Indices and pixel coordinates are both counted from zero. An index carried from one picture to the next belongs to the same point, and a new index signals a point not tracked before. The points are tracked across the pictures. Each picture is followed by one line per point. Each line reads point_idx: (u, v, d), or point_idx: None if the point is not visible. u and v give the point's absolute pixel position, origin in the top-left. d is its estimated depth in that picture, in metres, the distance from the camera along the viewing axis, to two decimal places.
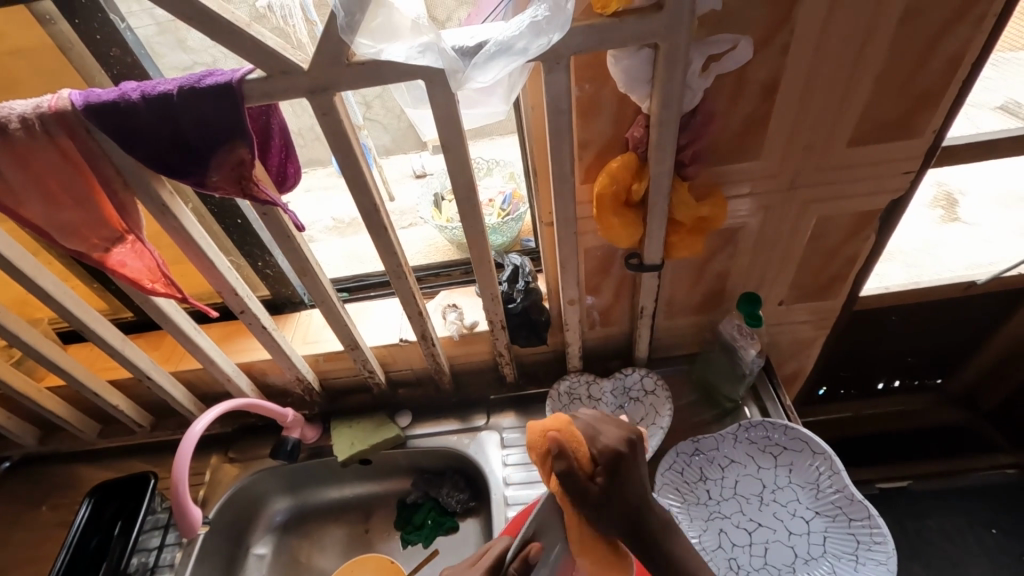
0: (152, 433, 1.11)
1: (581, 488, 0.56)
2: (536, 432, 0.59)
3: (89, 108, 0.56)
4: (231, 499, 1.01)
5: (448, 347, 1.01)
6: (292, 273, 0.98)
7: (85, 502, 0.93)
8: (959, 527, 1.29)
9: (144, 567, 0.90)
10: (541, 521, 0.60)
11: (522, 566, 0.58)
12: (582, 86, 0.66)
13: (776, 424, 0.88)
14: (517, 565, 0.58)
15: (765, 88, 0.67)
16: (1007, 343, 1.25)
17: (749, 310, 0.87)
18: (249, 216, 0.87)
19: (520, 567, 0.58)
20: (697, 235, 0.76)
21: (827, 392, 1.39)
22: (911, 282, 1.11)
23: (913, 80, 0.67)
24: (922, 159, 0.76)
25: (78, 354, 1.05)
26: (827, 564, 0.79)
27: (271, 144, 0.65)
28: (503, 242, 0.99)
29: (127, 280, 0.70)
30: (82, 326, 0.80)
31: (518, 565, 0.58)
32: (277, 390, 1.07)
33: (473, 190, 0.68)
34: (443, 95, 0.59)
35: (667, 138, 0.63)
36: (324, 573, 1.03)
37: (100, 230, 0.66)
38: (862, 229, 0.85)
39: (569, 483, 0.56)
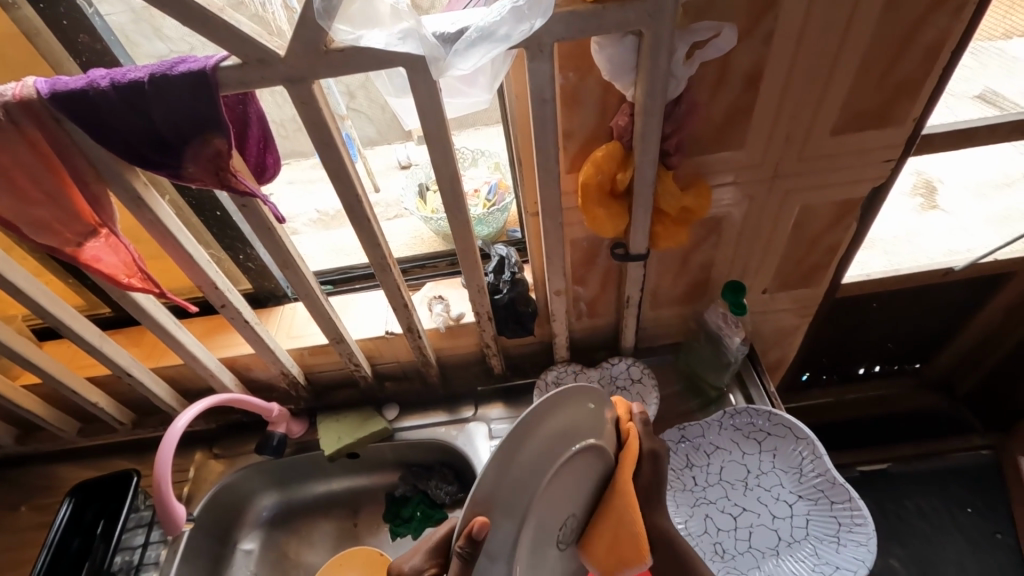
0: (133, 430, 1.09)
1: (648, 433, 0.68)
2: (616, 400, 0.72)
3: (56, 97, 0.54)
4: (216, 495, 1.00)
5: (435, 339, 1.00)
6: (275, 267, 0.97)
7: (65, 502, 0.91)
8: (936, 507, 1.31)
9: (128, 566, 0.89)
10: (495, 486, 0.53)
11: (468, 546, 0.51)
12: (566, 75, 0.66)
13: (761, 410, 0.89)
14: (461, 545, 0.52)
15: (749, 77, 0.67)
16: (984, 329, 1.27)
17: (733, 299, 0.87)
18: (229, 208, 0.85)
19: (465, 546, 0.51)
20: (681, 225, 0.76)
21: (809, 378, 1.43)
22: (892, 269, 1.12)
23: (894, 70, 0.68)
24: (902, 147, 0.77)
25: (54, 351, 1.02)
26: (809, 547, 0.81)
27: (249, 134, 0.64)
28: (489, 233, 0.98)
29: (103, 275, 0.68)
30: (58, 322, 0.78)
31: (463, 544, 0.51)
32: (262, 385, 1.06)
33: (457, 181, 0.68)
34: (424, 83, 0.58)
35: (651, 128, 0.63)
36: (313, 567, 1.03)
37: (72, 224, 0.64)
38: (844, 217, 0.86)
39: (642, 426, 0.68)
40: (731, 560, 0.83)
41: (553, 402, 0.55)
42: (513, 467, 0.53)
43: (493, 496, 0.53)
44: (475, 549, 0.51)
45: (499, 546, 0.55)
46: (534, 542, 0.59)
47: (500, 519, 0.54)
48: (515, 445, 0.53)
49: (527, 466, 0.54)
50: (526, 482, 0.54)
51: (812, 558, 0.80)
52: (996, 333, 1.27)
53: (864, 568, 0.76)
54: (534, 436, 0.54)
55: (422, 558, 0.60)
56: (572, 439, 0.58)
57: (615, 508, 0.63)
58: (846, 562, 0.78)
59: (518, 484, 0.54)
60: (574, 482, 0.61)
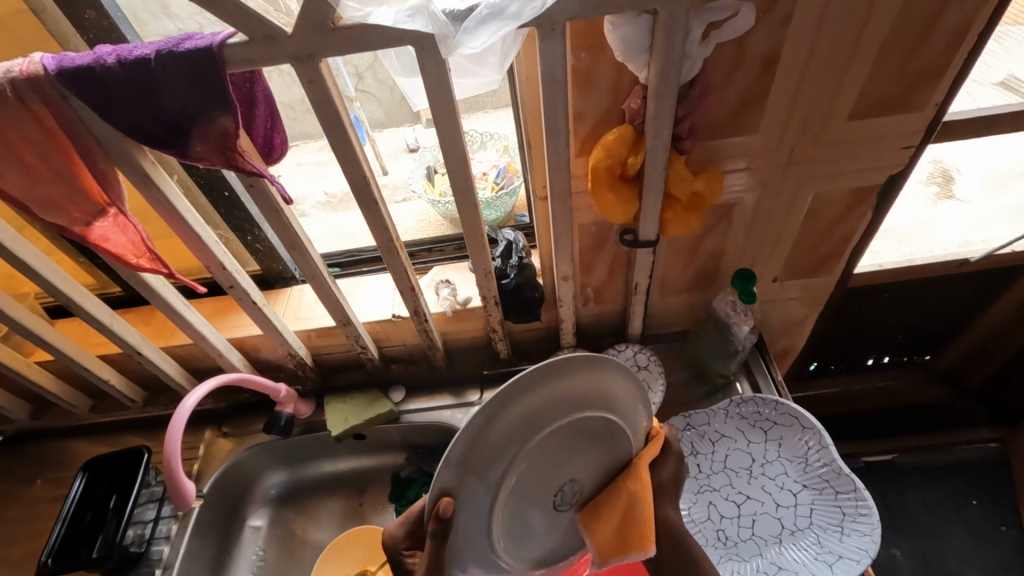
0: (144, 408, 1.10)
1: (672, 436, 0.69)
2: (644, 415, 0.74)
3: (63, 73, 0.54)
4: (225, 473, 1.02)
5: (441, 323, 1.01)
6: (282, 248, 0.97)
7: (79, 476, 0.94)
8: (940, 499, 1.31)
9: (140, 540, 0.91)
10: (481, 442, 0.53)
11: (437, 524, 0.53)
12: (578, 55, 0.64)
13: (767, 399, 0.88)
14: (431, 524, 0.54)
15: (766, 59, 0.65)
16: (996, 322, 1.26)
17: (743, 288, 0.87)
18: (236, 188, 0.85)
19: (434, 526, 0.53)
20: (692, 211, 0.75)
21: (817, 367, 1.42)
22: (905, 260, 1.10)
23: (917, 54, 0.66)
24: (923, 134, 0.75)
25: (66, 329, 1.04)
26: (813, 536, 0.81)
27: (256, 113, 0.63)
28: (496, 217, 0.97)
29: (112, 255, 0.69)
30: (69, 301, 0.79)
31: (433, 524, 0.53)
32: (269, 365, 1.07)
33: (465, 163, 0.67)
34: (433, 62, 0.57)
35: (664, 111, 0.61)
36: (320, 545, 1.04)
37: (80, 203, 0.64)
38: (858, 206, 0.85)
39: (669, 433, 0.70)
40: (733, 547, 0.83)
41: (558, 370, 0.55)
42: (492, 435, 0.53)
43: (469, 461, 0.54)
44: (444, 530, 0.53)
45: (478, 502, 0.56)
46: (520, 501, 0.59)
47: (482, 475, 0.54)
48: (508, 405, 0.53)
49: (518, 427, 0.54)
50: (504, 451, 0.54)
51: (814, 547, 0.80)
52: (1008, 326, 1.25)
53: (867, 557, 0.76)
54: (530, 401, 0.54)
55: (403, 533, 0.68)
56: (576, 410, 0.57)
57: (626, 492, 0.62)
58: (850, 552, 0.77)
59: (498, 451, 0.54)
60: (574, 451, 0.60)
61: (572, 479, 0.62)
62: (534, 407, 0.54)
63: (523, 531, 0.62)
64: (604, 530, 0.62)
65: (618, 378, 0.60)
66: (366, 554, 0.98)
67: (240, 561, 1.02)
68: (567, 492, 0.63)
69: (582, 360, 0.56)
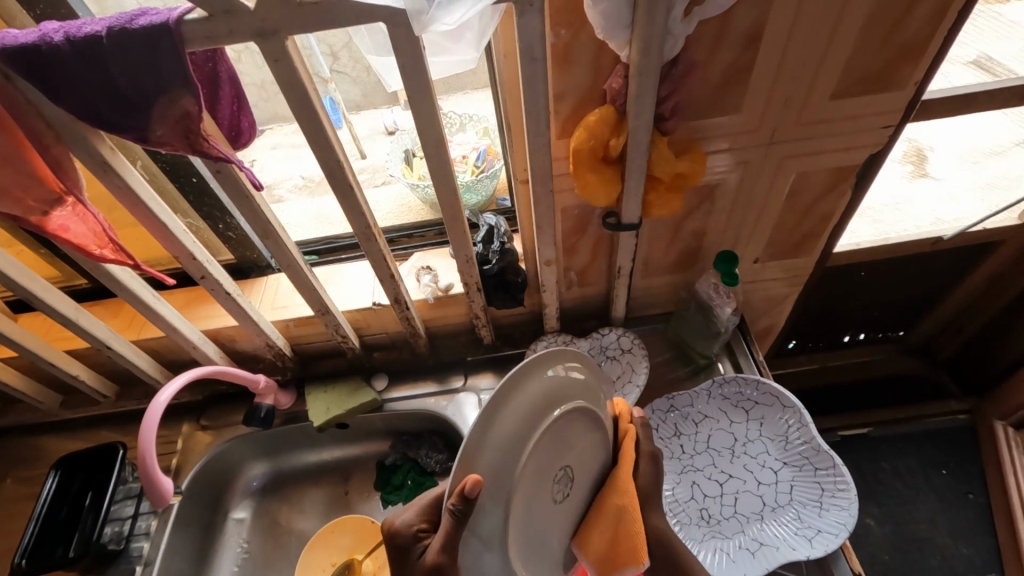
0: (117, 402, 1.07)
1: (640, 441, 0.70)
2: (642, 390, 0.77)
3: (5, 52, 0.50)
4: (205, 466, 1.00)
5: (423, 309, 0.99)
6: (256, 236, 0.94)
7: (51, 475, 0.90)
8: (912, 468, 1.36)
9: (118, 537, 0.90)
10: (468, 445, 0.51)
11: (461, 504, 0.50)
12: (558, 32, 0.62)
13: (749, 379, 0.90)
14: (452, 503, 0.51)
15: (748, 36, 0.64)
16: (967, 298, 1.29)
17: (726, 269, 0.87)
18: (205, 174, 0.82)
19: (458, 504, 0.50)
20: (675, 192, 0.74)
21: (796, 345, 1.46)
22: (881, 237, 1.12)
23: (899, 31, 0.65)
24: (902, 112, 0.75)
25: (30, 324, 1.00)
26: (793, 511, 0.82)
27: (220, 94, 0.60)
28: (477, 201, 0.96)
29: (73, 246, 0.65)
30: (29, 295, 0.75)
31: (455, 503, 0.50)
32: (247, 356, 1.04)
33: (443, 146, 0.64)
34: (406, 41, 0.54)
35: (647, 89, 0.60)
36: (305, 535, 1.03)
37: (35, 191, 0.60)
38: (838, 186, 0.85)
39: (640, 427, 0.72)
40: (716, 524, 0.84)
41: (550, 355, 0.57)
42: (523, 400, 0.54)
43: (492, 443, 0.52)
44: (469, 509, 0.50)
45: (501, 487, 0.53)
46: (532, 502, 0.57)
47: (493, 466, 0.52)
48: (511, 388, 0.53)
49: (520, 408, 0.54)
50: (528, 426, 0.54)
51: (795, 522, 0.81)
52: (979, 301, 1.29)
53: (846, 531, 0.77)
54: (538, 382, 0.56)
55: (412, 514, 0.64)
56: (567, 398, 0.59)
57: (614, 506, 0.63)
58: (828, 526, 0.79)
59: (514, 431, 0.53)
60: (587, 440, 0.63)
61: (572, 470, 0.62)
62: (536, 385, 0.55)
63: (537, 541, 0.59)
64: (594, 551, 0.63)
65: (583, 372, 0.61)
66: (353, 541, 0.98)
67: (225, 554, 1.01)
68: (563, 482, 0.61)
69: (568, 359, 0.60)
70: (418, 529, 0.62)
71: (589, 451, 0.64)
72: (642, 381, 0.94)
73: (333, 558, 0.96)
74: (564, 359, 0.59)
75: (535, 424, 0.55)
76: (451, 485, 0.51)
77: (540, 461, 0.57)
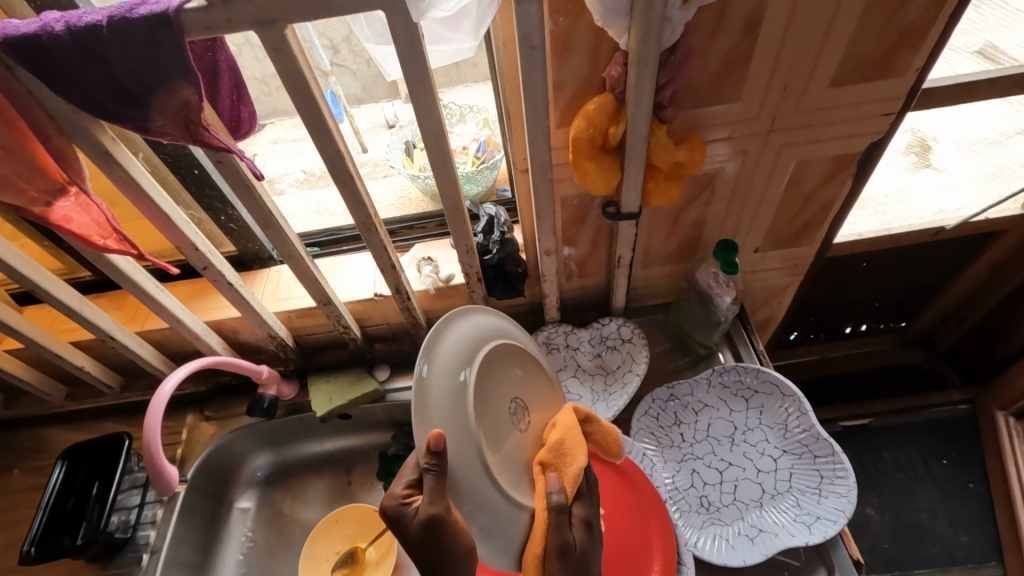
0: (121, 393, 1.08)
1: (561, 532, 0.60)
2: (579, 441, 0.68)
3: (6, 42, 0.50)
4: (209, 457, 1.01)
5: (424, 300, 0.99)
6: (258, 228, 0.94)
7: (58, 465, 0.91)
8: (912, 458, 1.36)
9: (125, 525, 0.91)
10: (419, 422, 0.58)
11: (433, 459, 0.56)
12: (556, 20, 0.62)
13: (748, 368, 0.90)
14: (426, 460, 0.56)
15: (747, 23, 0.64)
16: (969, 288, 1.29)
17: (726, 258, 0.86)
18: (207, 166, 0.82)
19: (431, 460, 0.56)
20: (674, 181, 0.74)
21: (797, 336, 1.46)
22: (882, 228, 1.13)
23: (899, 18, 0.65)
24: (903, 100, 0.74)
25: (34, 316, 1.01)
26: (792, 498, 0.83)
27: (220, 84, 0.60)
28: (478, 192, 0.96)
29: (75, 237, 0.66)
30: (33, 286, 0.75)
31: (427, 460, 0.56)
32: (250, 348, 1.05)
33: (442, 135, 0.65)
34: (404, 29, 0.54)
35: (645, 77, 0.60)
36: (308, 524, 1.04)
37: (38, 181, 0.61)
38: (838, 174, 0.85)
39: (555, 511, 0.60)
40: (716, 511, 0.85)
41: (443, 328, 0.64)
42: (447, 351, 0.62)
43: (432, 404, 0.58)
44: (442, 462, 0.56)
45: (464, 428, 0.59)
46: (501, 445, 0.64)
47: (453, 442, 0.59)
48: (432, 346, 0.61)
49: (444, 380, 0.60)
50: (460, 368, 0.62)
51: (794, 509, 0.82)
52: (980, 290, 1.28)
53: (844, 517, 0.78)
54: (455, 333, 0.65)
55: (399, 484, 0.62)
56: (488, 337, 0.68)
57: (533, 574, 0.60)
58: (827, 513, 0.80)
59: (449, 381, 0.60)
60: (522, 371, 0.73)
61: (524, 400, 0.71)
62: (446, 356, 0.62)
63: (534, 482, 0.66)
64: None
65: (495, 317, 0.72)
66: (356, 530, 0.99)
67: (229, 543, 1.01)
68: (518, 410, 0.69)
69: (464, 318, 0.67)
70: (405, 496, 0.61)
71: (526, 377, 0.73)
72: (642, 370, 0.94)
73: (337, 547, 0.98)
74: (472, 314, 0.68)
75: (470, 363, 0.63)
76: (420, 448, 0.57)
77: (488, 403, 0.65)
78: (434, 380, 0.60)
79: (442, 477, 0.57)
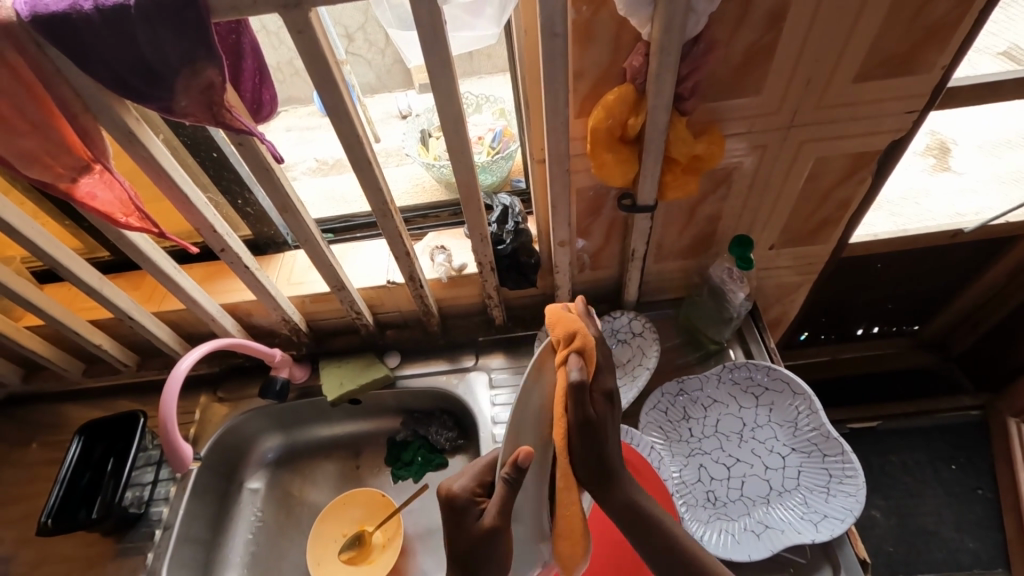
0: (137, 372, 1.10)
1: (582, 408, 0.53)
2: (577, 322, 0.57)
3: (38, 20, 0.51)
4: (222, 437, 1.02)
5: (436, 289, 1.00)
6: (274, 212, 0.95)
7: (75, 441, 0.94)
8: (920, 462, 1.35)
9: (139, 501, 0.94)
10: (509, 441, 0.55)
11: (514, 472, 0.53)
12: (578, 8, 0.62)
13: (759, 365, 0.91)
14: (507, 472, 0.53)
15: (773, 16, 0.63)
16: (984, 293, 1.28)
17: (740, 254, 0.87)
18: (225, 149, 0.83)
19: (512, 472, 0.53)
20: (692, 175, 0.74)
21: (808, 337, 1.45)
22: (899, 231, 1.11)
23: (928, 13, 0.64)
24: (927, 98, 0.73)
25: (54, 293, 1.02)
26: (800, 496, 0.83)
27: (243, 66, 0.61)
28: (492, 181, 0.96)
29: (99, 214, 0.67)
30: (54, 263, 0.76)
31: (509, 471, 0.53)
32: (264, 331, 1.06)
33: (461, 122, 0.65)
34: (427, 13, 0.54)
35: (667, 68, 0.59)
36: (317, 506, 1.05)
37: (63, 158, 0.62)
38: (858, 171, 0.84)
39: (578, 395, 0.53)
40: (722, 507, 0.85)
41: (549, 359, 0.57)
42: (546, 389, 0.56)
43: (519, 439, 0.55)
44: (522, 477, 0.53)
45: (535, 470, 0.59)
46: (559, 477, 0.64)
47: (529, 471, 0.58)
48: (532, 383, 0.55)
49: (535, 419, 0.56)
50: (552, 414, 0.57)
51: (801, 506, 0.82)
52: (997, 296, 1.27)
53: (852, 516, 0.78)
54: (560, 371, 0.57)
55: (469, 479, 0.62)
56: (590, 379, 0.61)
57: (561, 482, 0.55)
58: (835, 511, 0.79)
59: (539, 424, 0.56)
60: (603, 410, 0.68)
61: None
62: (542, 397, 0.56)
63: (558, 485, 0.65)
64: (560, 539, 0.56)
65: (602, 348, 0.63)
66: (364, 513, 1.00)
67: (239, 522, 1.03)
68: None
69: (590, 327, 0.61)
70: (474, 492, 0.61)
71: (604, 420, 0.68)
72: (652, 365, 0.94)
73: (344, 529, 0.99)
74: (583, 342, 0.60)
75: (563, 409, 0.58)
76: (505, 456, 0.54)
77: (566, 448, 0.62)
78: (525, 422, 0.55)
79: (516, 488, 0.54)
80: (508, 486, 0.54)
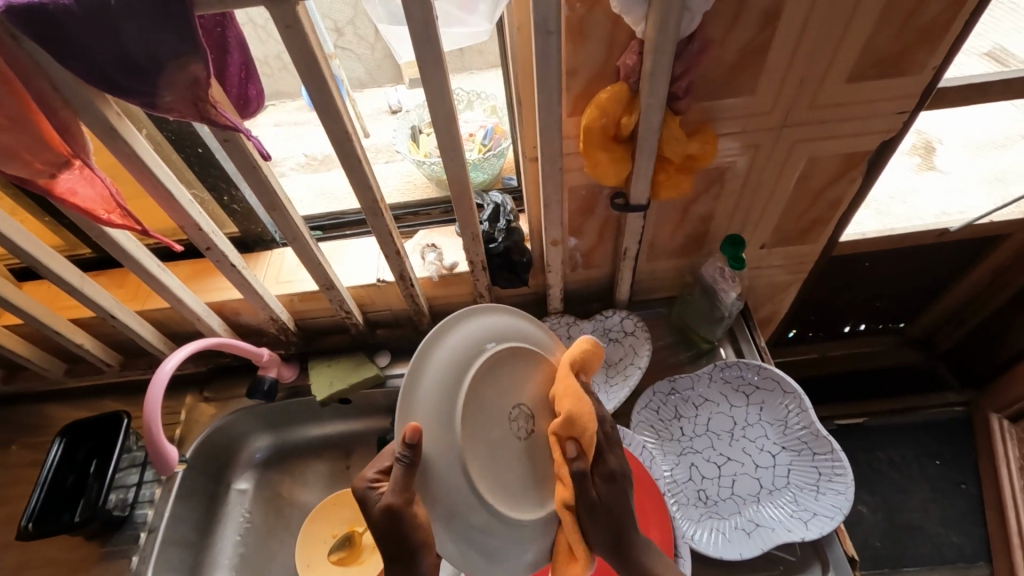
0: (120, 372, 1.08)
1: (583, 490, 0.62)
2: (581, 401, 0.64)
3: (13, 12, 0.49)
4: (210, 437, 1.00)
5: (427, 287, 0.99)
6: (261, 210, 0.94)
7: (57, 442, 0.91)
8: (906, 458, 1.37)
9: (123, 504, 0.92)
10: (403, 415, 0.57)
11: (407, 450, 0.55)
12: (572, 6, 0.61)
13: (750, 364, 0.90)
14: (401, 449, 0.55)
15: (767, 15, 0.63)
16: (969, 292, 1.30)
17: (733, 253, 0.88)
18: (210, 145, 0.81)
19: (405, 451, 0.55)
20: (685, 174, 0.74)
21: (797, 335, 1.47)
22: (886, 229, 1.10)
23: (920, 15, 0.64)
24: (918, 98, 0.74)
25: (34, 292, 1.00)
26: (790, 494, 0.83)
27: (229, 60, 0.60)
28: (484, 179, 0.96)
29: (80, 210, 0.65)
30: (34, 261, 0.74)
31: (402, 450, 0.55)
32: (252, 330, 1.05)
33: (452, 120, 0.64)
34: (420, 10, 0.53)
35: (661, 68, 0.59)
36: (307, 507, 1.04)
37: (42, 154, 0.59)
38: (849, 172, 0.84)
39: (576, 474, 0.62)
40: (714, 505, 0.85)
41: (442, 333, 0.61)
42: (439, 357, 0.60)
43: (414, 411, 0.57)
44: (415, 455, 0.55)
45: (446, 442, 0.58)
46: (491, 451, 0.63)
47: (436, 444, 0.58)
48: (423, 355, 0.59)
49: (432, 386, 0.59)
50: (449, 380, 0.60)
51: (791, 504, 0.82)
52: (981, 294, 1.29)
53: (842, 514, 0.79)
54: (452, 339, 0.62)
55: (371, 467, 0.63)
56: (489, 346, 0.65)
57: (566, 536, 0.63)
58: (825, 509, 0.80)
59: (435, 393, 0.58)
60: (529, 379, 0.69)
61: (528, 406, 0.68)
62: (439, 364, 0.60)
63: (515, 487, 0.64)
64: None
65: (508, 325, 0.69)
66: (355, 513, 0.99)
67: (227, 523, 1.01)
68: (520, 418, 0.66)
69: (488, 310, 0.67)
70: (374, 479, 0.62)
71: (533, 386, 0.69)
72: (644, 365, 0.94)
73: (335, 530, 0.98)
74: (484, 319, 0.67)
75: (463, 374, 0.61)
76: (398, 435, 0.56)
77: (484, 412, 0.63)
78: (418, 395, 0.58)
79: (412, 468, 0.56)
80: (403, 466, 0.56)
